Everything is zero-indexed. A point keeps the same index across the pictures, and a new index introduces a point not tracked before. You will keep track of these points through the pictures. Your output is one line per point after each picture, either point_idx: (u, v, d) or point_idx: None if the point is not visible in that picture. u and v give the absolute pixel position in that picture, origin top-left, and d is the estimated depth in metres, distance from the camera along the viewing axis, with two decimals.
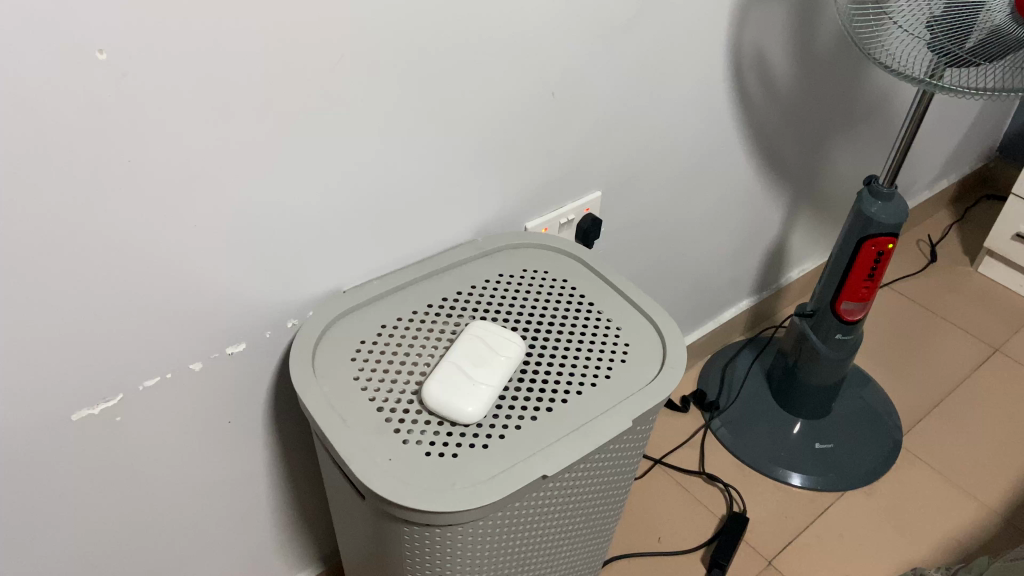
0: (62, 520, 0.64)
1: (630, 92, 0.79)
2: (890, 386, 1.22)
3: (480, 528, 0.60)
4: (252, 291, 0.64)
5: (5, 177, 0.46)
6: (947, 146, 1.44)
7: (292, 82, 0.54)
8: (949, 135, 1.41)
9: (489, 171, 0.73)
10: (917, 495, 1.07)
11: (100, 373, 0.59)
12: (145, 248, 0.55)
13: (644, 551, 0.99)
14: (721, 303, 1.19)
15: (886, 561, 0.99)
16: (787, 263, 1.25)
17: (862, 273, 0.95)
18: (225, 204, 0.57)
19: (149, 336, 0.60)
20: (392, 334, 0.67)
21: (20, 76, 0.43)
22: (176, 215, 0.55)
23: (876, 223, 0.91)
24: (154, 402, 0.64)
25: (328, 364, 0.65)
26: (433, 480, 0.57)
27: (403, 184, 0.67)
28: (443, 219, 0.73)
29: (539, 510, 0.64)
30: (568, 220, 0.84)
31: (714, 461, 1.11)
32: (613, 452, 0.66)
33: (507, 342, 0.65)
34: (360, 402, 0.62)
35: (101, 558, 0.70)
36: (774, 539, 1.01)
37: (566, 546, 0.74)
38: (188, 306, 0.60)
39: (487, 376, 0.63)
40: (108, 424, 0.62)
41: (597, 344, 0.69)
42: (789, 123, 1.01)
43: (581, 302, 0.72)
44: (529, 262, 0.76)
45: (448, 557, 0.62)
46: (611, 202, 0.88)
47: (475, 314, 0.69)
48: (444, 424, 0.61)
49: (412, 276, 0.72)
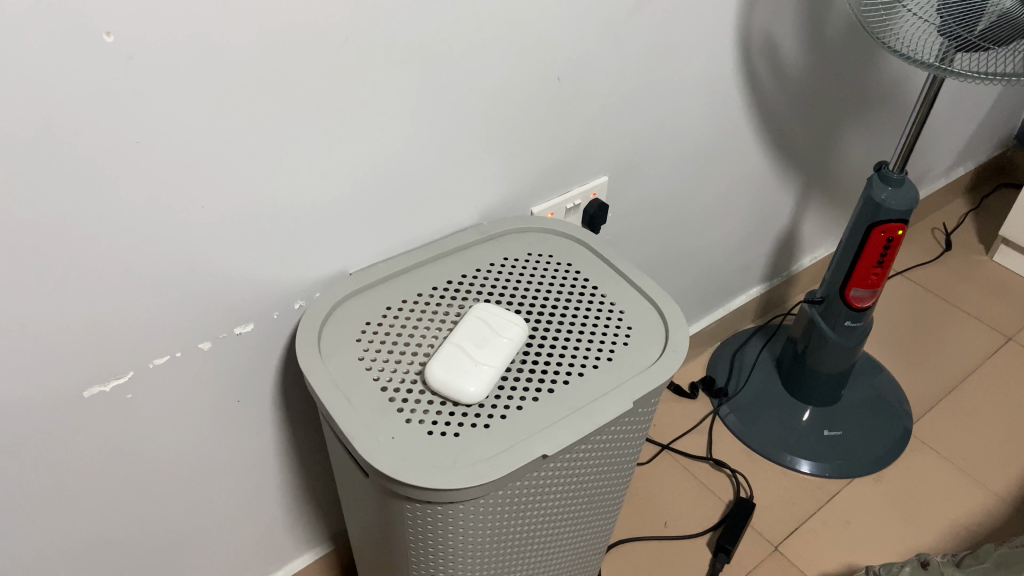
0: (75, 495, 0.66)
1: (637, 76, 0.79)
2: (901, 374, 1.22)
3: (481, 507, 0.61)
4: (259, 272, 0.65)
5: (15, 158, 0.47)
6: (963, 133, 1.42)
7: (297, 66, 0.55)
8: (965, 123, 1.40)
9: (494, 156, 0.73)
10: (925, 482, 1.07)
11: (111, 351, 0.60)
12: (154, 228, 0.56)
13: (650, 536, 1.00)
14: (731, 290, 1.19)
15: (893, 549, 0.99)
16: (798, 251, 1.24)
17: (871, 260, 0.95)
18: (232, 186, 0.58)
19: (158, 315, 0.61)
20: (397, 316, 0.68)
21: (30, 56, 0.44)
22: (184, 196, 0.56)
23: (885, 210, 0.91)
24: (164, 380, 0.65)
25: (334, 345, 0.66)
26: (434, 458, 0.58)
27: (407, 167, 0.67)
28: (448, 202, 0.73)
29: (541, 490, 0.65)
30: (574, 205, 0.84)
31: (722, 447, 1.11)
32: (615, 434, 0.67)
33: (510, 324, 0.66)
34: (365, 381, 0.63)
35: (113, 532, 0.71)
36: (781, 525, 1.01)
37: (568, 527, 0.75)
38: (196, 286, 0.62)
39: (490, 356, 0.63)
40: (119, 402, 0.63)
41: (600, 326, 0.69)
42: (799, 109, 1.01)
43: (585, 285, 0.73)
44: (534, 245, 0.76)
45: (450, 535, 0.63)
46: (619, 187, 0.89)
47: (479, 296, 0.70)
48: (446, 404, 0.62)
49: (418, 259, 0.73)
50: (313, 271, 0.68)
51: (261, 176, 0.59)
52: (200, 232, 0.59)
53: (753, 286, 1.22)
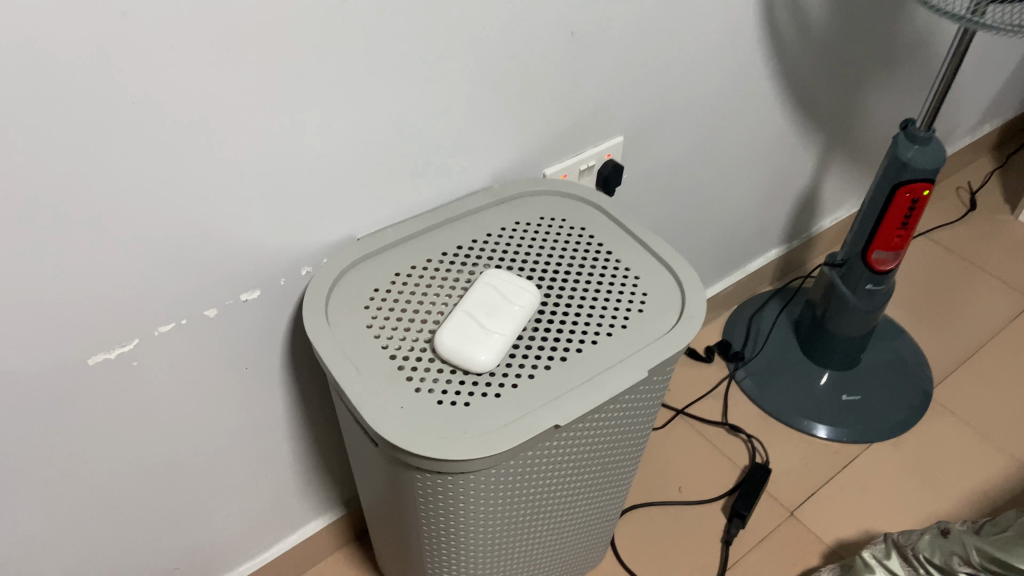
0: (84, 461, 0.65)
1: (654, 30, 0.76)
2: (922, 337, 1.19)
3: (492, 477, 0.60)
4: (265, 237, 0.63)
5: (9, 120, 0.45)
6: (991, 89, 1.38)
7: (301, 23, 0.52)
8: (993, 78, 1.35)
9: (507, 115, 0.71)
10: (945, 448, 1.05)
11: (115, 317, 0.59)
12: (155, 192, 0.54)
13: (664, 501, 0.99)
14: (749, 253, 1.17)
15: (911, 515, 0.97)
16: (818, 212, 1.21)
17: (895, 221, 0.92)
18: (234, 148, 0.56)
19: (162, 280, 0.59)
20: (406, 283, 0.67)
21: (22, 13, 0.42)
22: (186, 158, 0.54)
23: (911, 169, 0.88)
24: (170, 347, 0.64)
25: (341, 312, 0.64)
26: (444, 429, 0.57)
27: (415, 129, 0.65)
28: (458, 164, 0.71)
29: (553, 459, 0.64)
30: (587, 166, 0.82)
31: (737, 412, 1.10)
32: (629, 402, 0.65)
33: (522, 291, 0.64)
34: (373, 349, 0.62)
35: (124, 498, 0.71)
36: (797, 490, 1.00)
37: (582, 495, 0.74)
38: (201, 252, 0.60)
39: (500, 325, 0.62)
40: (125, 368, 0.62)
41: (614, 293, 0.67)
42: (823, 64, 0.97)
43: (599, 250, 0.71)
44: (546, 209, 0.74)
45: (461, 503, 0.62)
46: (634, 148, 0.86)
47: (490, 262, 0.68)
48: (456, 373, 0.61)
49: (427, 224, 0.71)
50: (319, 235, 0.67)
51: (264, 139, 0.57)
52: (202, 196, 0.57)
53: (771, 248, 1.19)
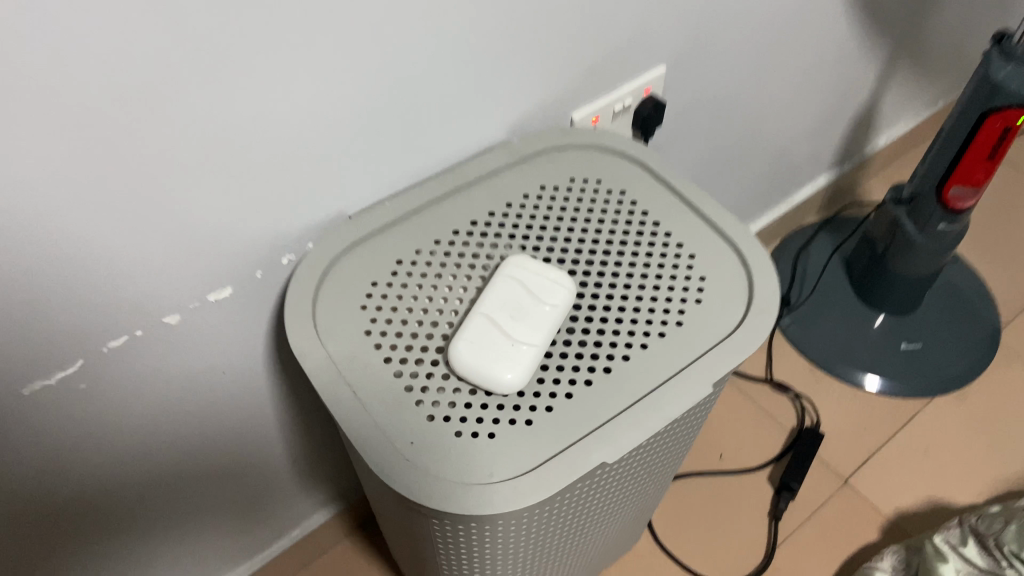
0: (46, 511, 0.54)
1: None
2: (986, 271, 1.07)
3: (525, 518, 0.50)
4: (245, 237, 0.50)
5: None
6: None
7: None
8: None
9: (531, 56, 0.56)
10: (1015, 400, 0.95)
11: (60, 364, 0.45)
12: (91, 210, 0.40)
13: (704, 471, 0.89)
14: (797, 182, 1.03)
15: (980, 480, 0.88)
16: (873, 130, 1.07)
17: (981, 153, 0.78)
18: (192, 141, 0.42)
19: (118, 308, 0.46)
20: (411, 274, 0.54)
21: None
22: (126, 162, 0.40)
23: (1005, 93, 0.73)
24: (138, 380, 0.51)
25: (333, 317, 0.52)
26: (466, 472, 0.46)
27: (419, 80, 0.50)
28: (469, 116, 0.57)
29: (596, 485, 0.53)
30: (624, 106, 0.68)
31: (783, 365, 0.99)
32: (686, 413, 0.54)
33: (556, 286, 0.52)
34: (374, 366, 0.50)
35: (100, 534, 0.61)
36: (852, 454, 0.91)
37: (624, 502, 0.64)
38: (164, 269, 0.46)
39: (530, 333, 0.50)
40: (83, 413, 0.49)
41: (666, 277, 0.55)
42: None
43: (644, 221, 0.58)
44: (577, 169, 0.61)
45: (488, 544, 0.52)
46: (677, 76, 0.71)
47: (512, 243, 0.56)
48: (477, 394, 0.49)
49: (433, 194, 0.58)
50: (307, 218, 0.53)
51: (223, 106, 0.41)
52: (158, 205, 0.43)
53: (820, 175, 1.05)
